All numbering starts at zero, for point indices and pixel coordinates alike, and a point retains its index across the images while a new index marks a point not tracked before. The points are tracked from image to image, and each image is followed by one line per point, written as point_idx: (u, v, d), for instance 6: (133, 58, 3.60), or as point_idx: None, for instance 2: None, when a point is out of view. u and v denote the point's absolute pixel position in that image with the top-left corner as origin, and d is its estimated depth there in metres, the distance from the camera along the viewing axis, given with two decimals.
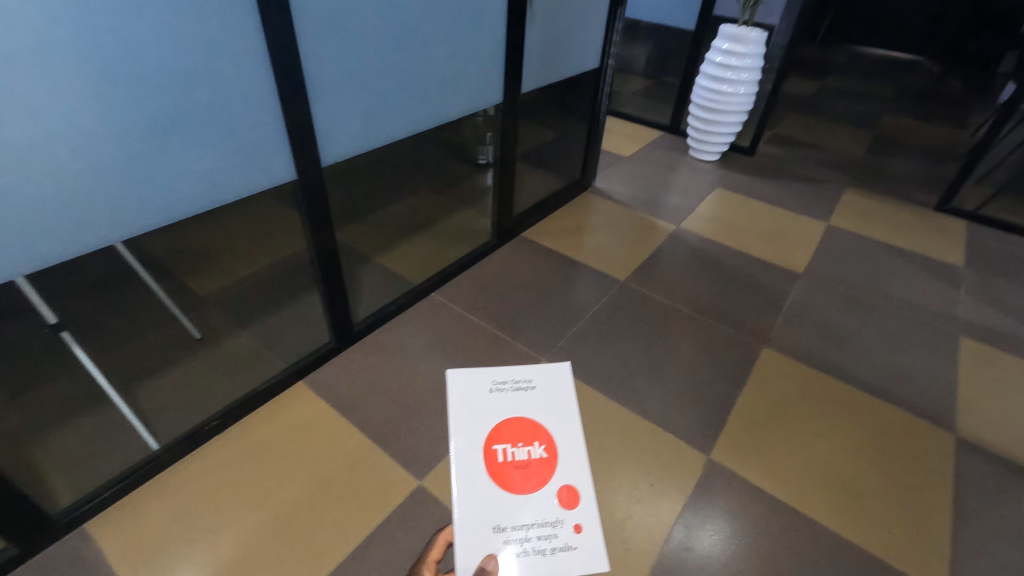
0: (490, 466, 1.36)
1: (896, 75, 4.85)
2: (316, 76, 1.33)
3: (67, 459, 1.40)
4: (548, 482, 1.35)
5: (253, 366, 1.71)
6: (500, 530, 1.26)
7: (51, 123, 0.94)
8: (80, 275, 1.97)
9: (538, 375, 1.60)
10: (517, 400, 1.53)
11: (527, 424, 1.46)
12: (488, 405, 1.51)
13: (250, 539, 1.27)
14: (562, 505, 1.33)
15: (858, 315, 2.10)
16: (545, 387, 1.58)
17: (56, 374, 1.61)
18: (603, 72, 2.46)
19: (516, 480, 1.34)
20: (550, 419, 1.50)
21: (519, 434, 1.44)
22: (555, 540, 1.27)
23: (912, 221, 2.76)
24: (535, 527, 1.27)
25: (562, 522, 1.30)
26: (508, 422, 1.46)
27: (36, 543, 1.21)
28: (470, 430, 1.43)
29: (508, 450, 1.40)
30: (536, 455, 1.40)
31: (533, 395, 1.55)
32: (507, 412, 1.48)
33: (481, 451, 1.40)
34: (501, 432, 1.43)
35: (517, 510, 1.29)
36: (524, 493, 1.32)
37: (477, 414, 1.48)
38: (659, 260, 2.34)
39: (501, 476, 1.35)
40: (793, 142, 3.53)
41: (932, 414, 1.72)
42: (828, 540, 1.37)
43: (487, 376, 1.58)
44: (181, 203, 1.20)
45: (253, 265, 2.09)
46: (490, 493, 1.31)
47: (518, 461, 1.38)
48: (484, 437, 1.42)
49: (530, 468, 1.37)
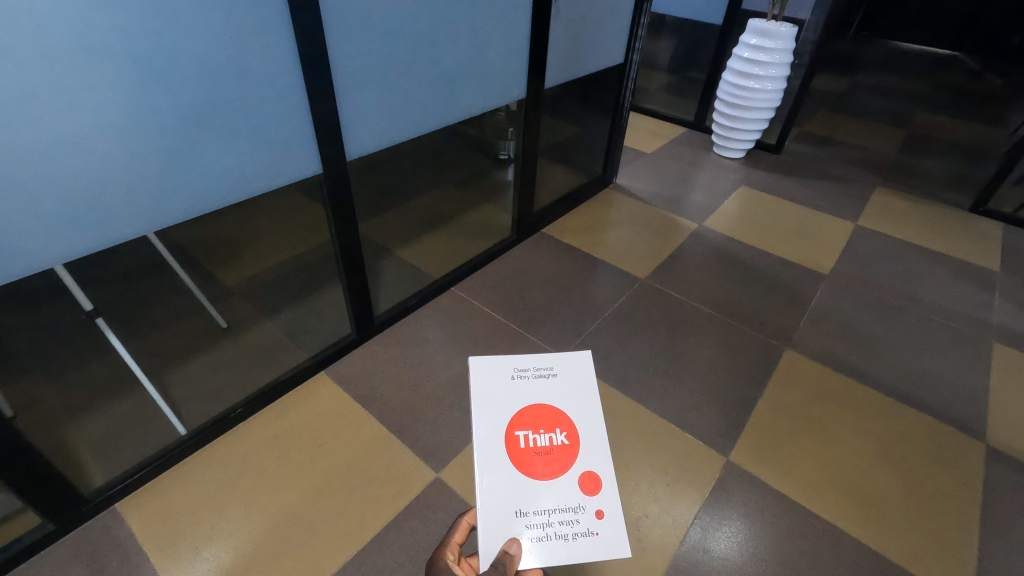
0: (508, 449, 0.95)
1: (932, 70, 4.70)
2: (343, 71, 1.34)
3: (101, 439, 1.46)
4: (575, 466, 0.96)
5: (276, 355, 1.75)
6: (519, 515, 0.90)
7: (90, 116, 0.97)
8: (114, 263, 2.03)
9: (567, 360, 1.06)
10: (540, 386, 1.03)
11: (551, 409, 1.00)
12: (503, 390, 1.01)
13: (271, 523, 1.31)
14: (587, 490, 0.93)
15: (886, 318, 2.06)
16: (577, 374, 1.05)
17: (91, 358, 1.67)
18: (627, 67, 2.45)
19: (538, 464, 0.95)
20: (582, 402, 1.02)
21: (542, 416, 1.00)
22: (577, 526, 0.90)
23: (945, 223, 2.68)
24: (556, 514, 0.90)
25: (586, 508, 0.92)
26: (529, 403, 1.01)
27: (71, 520, 1.26)
28: (479, 410, 0.97)
29: (529, 433, 0.98)
30: (562, 441, 0.98)
31: (561, 383, 1.04)
32: (529, 395, 1.01)
33: (496, 434, 0.96)
34: (521, 414, 0.99)
35: (538, 495, 0.92)
36: (548, 477, 0.94)
37: (487, 400, 0.99)
38: (681, 258, 2.31)
39: (520, 459, 0.94)
40: (821, 140, 3.44)
41: (961, 421, 1.67)
42: (849, 546, 1.35)
43: (502, 359, 1.05)
44: (210, 195, 1.23)
45: (278, 256, 2.13)
46: (507, 478, 0.92)
47: (540, 447, 0.97)
48: (499, 417, 0.98)
49: (554, 455, 0.96)
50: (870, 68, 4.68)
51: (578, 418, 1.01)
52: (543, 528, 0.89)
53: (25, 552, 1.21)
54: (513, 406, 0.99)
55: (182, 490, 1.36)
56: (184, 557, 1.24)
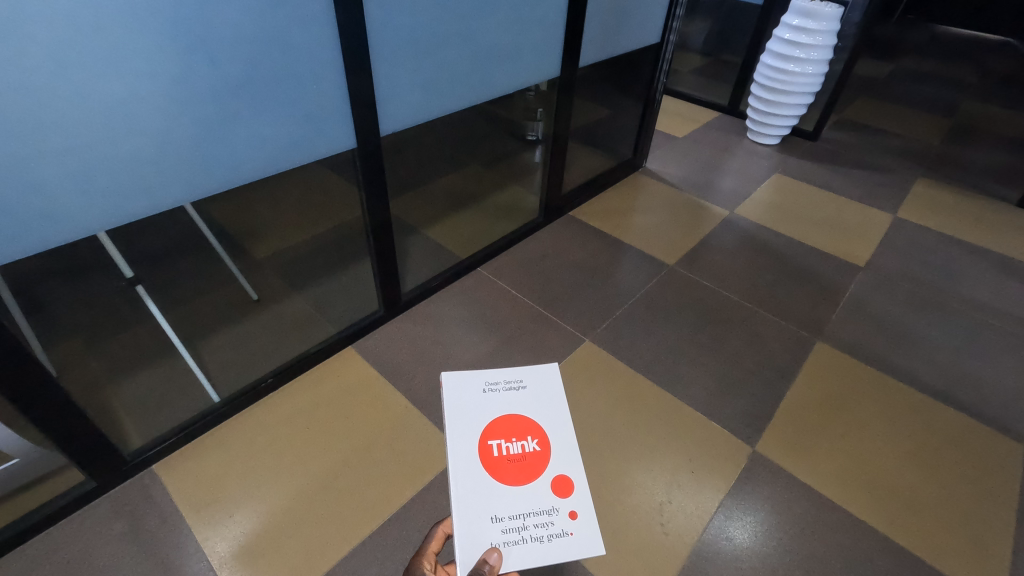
0: (481, 457, 1.01)
1: (981, 57, 4.47)
2: (380, 45, 1.33)
3: (139, 403, 1.50)
4: (546, 470, 1.02)
5: (305, 329, 1.77)
6: (495, 519, 0.95)
7: (133, 85, 0.98)
8: (150, 233, 2.08)
9: (535, 374, 1.14)
10: (510, 398, 1.10)
11: (522, 419, 1.08)
12: (475, 404, 1.07)
13: (300, 492, 1.34)
14: (559, 492, 0.99)
15: (923, 314, 1.99)
16: (543, 386, 1.13)
17: (129, 324, 1.72)
18: (664, 47, 2.37)
19: (509, 470, 1.00)
20: (552, 410, 1.10)
21: (514, 425, 1.06)
22: (552, 527, 0.95)
23: (990, 218, 2.57)
24: (530, 517, 0.96)
25: (560, 510, 0.97)
26: (501, 414, 1.07)
27: (112, 479, 1.31)
28: (454, 422, 1.03)
29: (502, 442, 1.04)
30: (533, 448, 1.05)
31: (527, 395, 1.11)
32: (500, 407, 1.08)
33: (468, 443, 1.01)
34: (495, 424, 1.05)
35: (510, 500, 0.97)
36: (521, 484, 1.00)
37: (461, 415, 1.04)
38: (710, 245, 2.27)
39: (494, 466, 1.00)
40: (861, 127, 3.32)
41: (999, 421, 1.62)
42: (876, 542, 1.33)
43: (474, 373, 1.11)
44: (246, 167, 1.23)
45: (308, 231, 2.15)
46: (478, 486, 0.97)
47: (513, 454, 1.03)
48: (471, 430, 1.03)
49: (525, 461, 1.03)
50: (914, 54, 4.47)
51: (548, 426, 1.08)
52: (519, 532, 0.94)
53: (69, 506, 1.26)
54: (484, 419, 1.05)
55: (215, 455, 1.40)
56: (217, 519, 1.28)
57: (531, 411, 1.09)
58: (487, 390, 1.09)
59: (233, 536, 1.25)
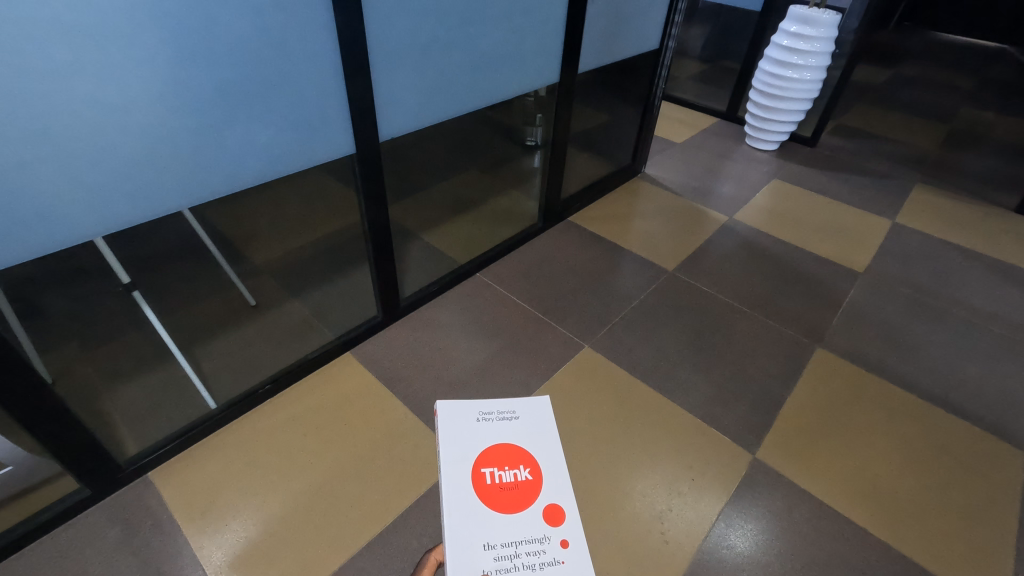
0: (477, 486, 1.26)
1: (978, 64, 4.50)
2: (379, 49, 1.32)
3: (135, 410, 1.49)
4: (536, 500, 1.26)
5: (303, 334, 1.76)
6: (489, 547, 1.15)
7: (132, 90, 0.98)
8: (148, 239, 2.07)
9: (524, 407, 1.49)
10: (502, 427, 1.42)
11: (513, 450, 1.37)
12: (472, 435, 1.39)
13: (297, 499, 1.33)
14: (550, 522, 1.22)
15: (923, 320, 1.99)
16: (532, 418, 1.48)
17: (126, 330, 1.71)
18: (662, 53, 2.38)
19: (502, 498, 1.24)
20: (536, 443, 1.41)
21: (506, 457, 1.35)
22: (544, 555, 1.16)
23: (989, 223, 2.57)
24: (523, 544, 1.16)
25: (551, 538, 1.20)
26: (495, 444, 1.37)
27: (107, 486, 1.30)
28: (455, 454, 1.32)
29: (496, 471, 1.30)
30: (524, 477, 1.31)
31: (519, 424, 1.45)
32: (493, 439, 1.38)
33: (467, 474, 1.28)
34: (487, 454, 1.33)
35: (504, 529, 1.18)
36: (513, 510, 1.23)
37: (461, 444, 1.36)
38: (709, 250, 2.27)
39: (489, 494, 1.25)
40: (859, 133, 3.33)
41: (1000, 428, 1.61)
42: (878, 549, 1.32)
43: (471, 408, 1.45)
44: (245, 172, 1.23)
45: (306, 236, 2.14)
46: (474, 510, 1.21)
47: (505, 482, 1.28)
48: (470, 460, 1.32)
49: (517, 489, 1.28)
50: (911, 60, 4.50)
51: (535, 458, 1.37)
52: (512, 558, 1.14)
53: (64, 514, 1.25)
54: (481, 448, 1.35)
55: (212, 462, 1.38)
56: (212, 527, 1.26)
57: (520, 440, 1.40)
58: (480, 420, 1.42)
59: (230, 544, 1.24)
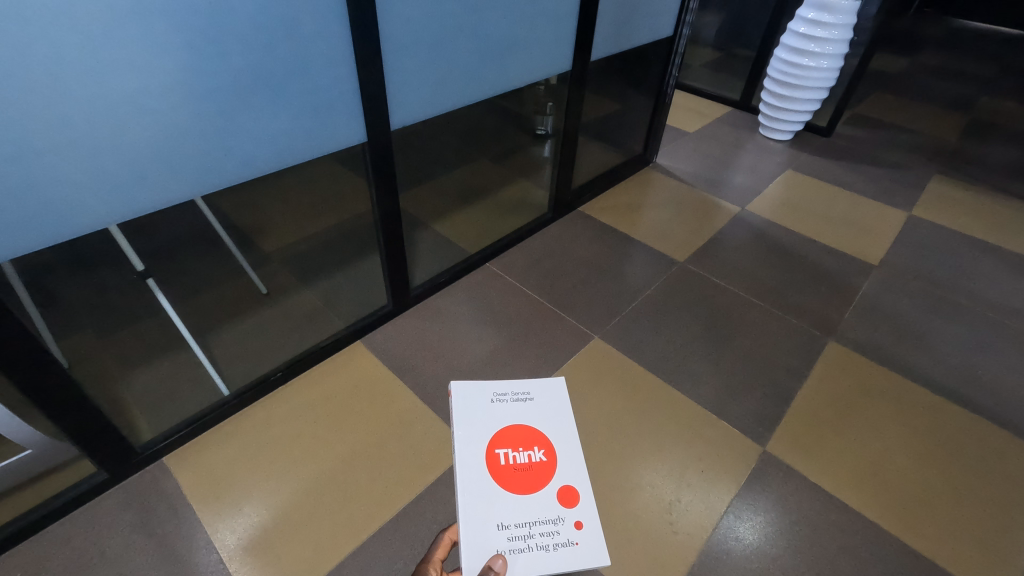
0: (492, 467, 1.27)
1: (1000, 52, 4.38)
2: (390, 38, 1.31)
3: (149, 396, 1.51)
4: (551, 481, 1.27)
5: (313, 323, 1.77)
6: (503, 527, 1.16)
7: (145, 79, 0.98)
8: (160, 227, 2.09)
9: (539, 389, 1.48)
10: (516, 409, 1.42)
11: (528, 431, 1.37)
12: (486, 416, 1.38)
13: (309, 485, 1.34)
14: (564, 503, 1.24)
15: (938, 314, 1.96)
16: (547, 400, 1.46)
17: (139, 316, 1.73)
18: (676, 41, 2.34)
19: (516, 478, 1.25)
20: (551, 424, 1.40)
21: (521, 439, 1.35)
22: (558, 535, 1.18)
23: (1007, 216, 2.52)
24: (536, 525, 1.18)
25: (565, 519, 1.21)
26: (508, 427, 1.37)
27: (123, 470, 1.32)
28: (470, 436, 1.32)
29: (510, 453, 1.31)
30: (538, 458, 1.31)
31: (534, 407, 1.44)
32: (508, 421, 1.37)
33: (481, 455, 1.29)
34: (502, 436, 1.34)
35: (517, 510, 1.20)
36: (526, 490, 1.24)
37: (476, 424, 1.35)
38: (720, 242, 2.25)
39: (503, 475, 1.26)
40: (875, 123, 3.27)
41: (1015, 424, 1.59)
42: (887, 543, 1.31)
43: (485, 389, 1.44)
44: (257, 161, 1.23)
45: (316, 224, 2.15)
46: (488, 490, 1.22)
47: (519, 464, 1.29)
48: (484, 442, 1.31)
49: (531, 470, 1.28)
50: (931, 48, 4.39)
51: (550, 440, 1.36)
52: (525, 539, 1.16)
53: (81, 497, 1.27)
54: (495, 431, 1.34)
55: (224, 448, 1.40)
56: (226, 512, 1.28)
57: (535, 422, 1.40)
58: (495, 402, 1.41)
59: (242, 530, 1.25)
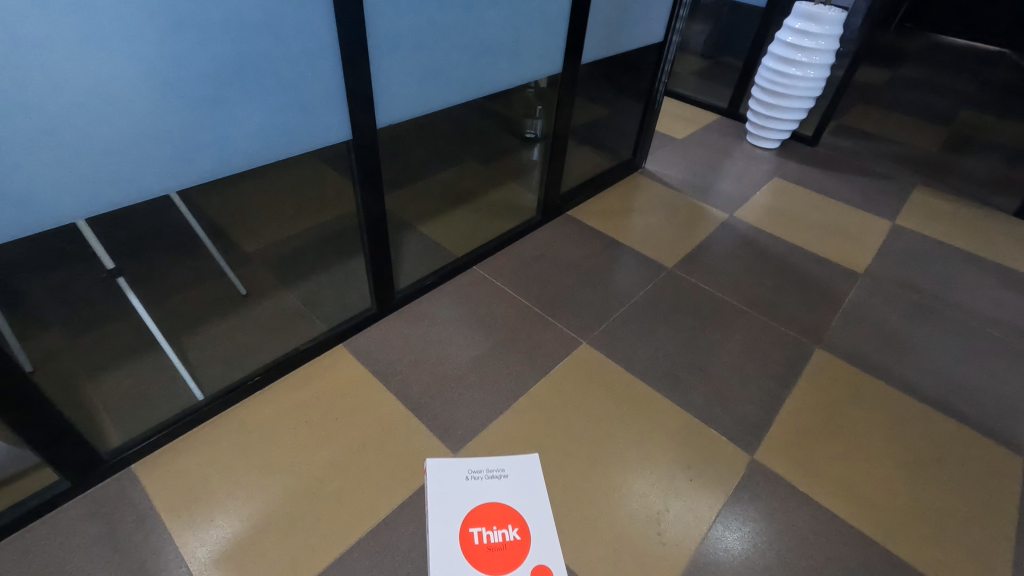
0: (463, 547, 1.22)
1: (977, 67, 4.48)
2: (377, 35, 1.28)
3: (118, 400, 1.45)
4: (526, 562, 1.21)
5: (295, 325, 1.72)
6: None
7: (118, 65, 0.93)
8: (135, 224, 2.01)
9: (516, 462, 1.40)
10: (491, 485, 1.35)
11: (503, 508, 1.31)
12: (459, 492, 1.33)
13: (286, 494, 1.29)
14: None
15: (922, 322, 1.97)
16: (524, 472, 1.39)
17: (111, 318, 1.66)
18: (666, 47, 2.34)
19: (489, 559, 1.21)
20: (528, 499, 1.33)
21: (496, 516, 1.29)
22: None
23: (989, 226, 2.56)
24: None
25: None
26: (482, 503, 1.31)
27: (88, 478, 1.26)
28: (441, 515, 1.28)
29: (484, 532, 1.26)
30: (512, 537, 1.25)
31: (509, 481, 1.36)
32: (481, 498, 1.32)
33: (453, 535, 1.24)
34: (475, 514, 1.29)
35: None
36: (499, 572, 1.19)
37: (448, 502, 1.30)
38: (708, 248, 2.24)
39: (475, 556, 1.21)
40: (859, 133, 3.31)
41: (998, 433, 1.60)
42: (877, 554, 1.30)
43: (459, 463, 1.39)
44: (236, 156, 1.18)
45: (299, 224, 2.09)
46: (459, 574, 1.18)
47: (493, 543, 1.24)
48: (456, 522, 1.27)
49: (506, 550, 1.23)
50: (911, 62, 4.48)
51: (527, 516, 1.29)
52: None
53: (43, 508, 1.21)
54: (468, 509, 1.29)
55: (198, 454, 1.35)
56: (197, 522, 1.23)
57: (510, 496, 1.33)
58: (468, 478, 1.35)
59: (215, 541, 1.20)
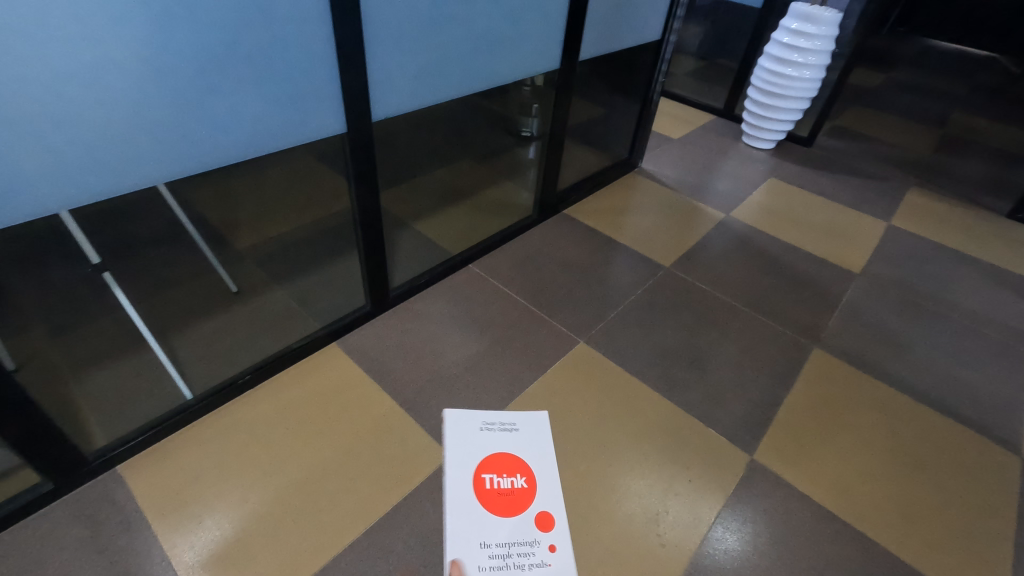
0: (474, 488, 1.31)
1: (969, 71, 4.52)
2: (372, 26, 1.25)
3: (105, 399, 1.41)
4: (530, 505, 1.30)
5: (287, 323, 1.69)
6: (481, 546, 1.21)
7: (102, 49, 0.90)
8: (123, 219, 1.97)
9: (527, 418, 1.48)
10: (504, 437, 1.43)
11: (513, 458, 1.38)
12: (474, 441, 1.41)
13: (277, 496, 1.26)
14: (541, 527, 1.26)
15: (917, 322, 1.97)
16: (534, 428, 1.46)
17: (98, 314, 1.62)
18: (663, 46, 2.33)
19: (498, 501, 1.29)
20: (536, 450, 1.41)
21: (506, 463, 1.37)
22: (533, 557, 1.21)
23: (983, 228, 2.57)
24: (514, 546, 1.22)
25: (542, 542, 1.23)
26: (495, 452, 1.39)
27: (71, 479, 1.22)
28: (456, 459, 1.36)
29: (494, 477, 1.35)
30: (520, 484, 1.33)
31: (520, 435, 1.44)
32: (494, 446, 1.40)
33: (466, 478, 1.33)
34: (488, 461, 1.37)
35: (496, 530, 1.24)
36: (506, 512, 1.28)
37: (463, 449, 1.39)
38: (705, 247, 2.23)
39: (485, 497, 1.30)
40: (854, 135, 3.32)
41: (996, 433, 1.60)
42: (878, 555, 1.29)
43: (475, 415, 1.47)
44: (226, 147, 1.15)
45: (292, 221, 2.06)
46: (469, 512, 1.26)
47: (502, 489, 1.32)
48: (469, 465, 1.36)
49: (512, 495, 1.31)
50: None
51: (534, 465, 1.37)
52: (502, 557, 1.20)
53: (23, 511, 1.16)
54: (481, 456, 1.38)
55: (185, 455, 1.31)
56: (184, 524, 1.19)
57: (520, 447, 1.41)
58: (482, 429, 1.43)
59: (203, 544, 1.17)
